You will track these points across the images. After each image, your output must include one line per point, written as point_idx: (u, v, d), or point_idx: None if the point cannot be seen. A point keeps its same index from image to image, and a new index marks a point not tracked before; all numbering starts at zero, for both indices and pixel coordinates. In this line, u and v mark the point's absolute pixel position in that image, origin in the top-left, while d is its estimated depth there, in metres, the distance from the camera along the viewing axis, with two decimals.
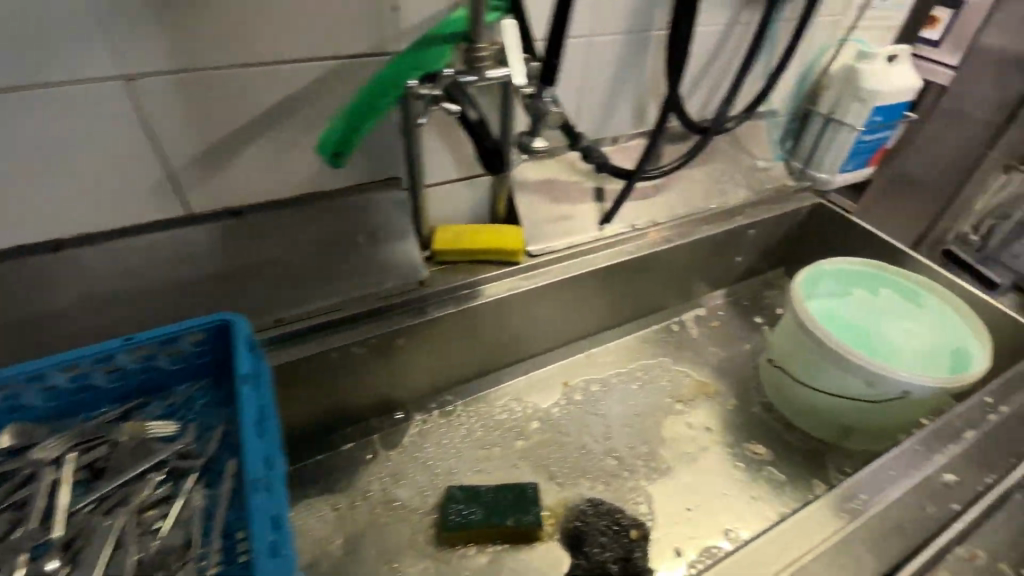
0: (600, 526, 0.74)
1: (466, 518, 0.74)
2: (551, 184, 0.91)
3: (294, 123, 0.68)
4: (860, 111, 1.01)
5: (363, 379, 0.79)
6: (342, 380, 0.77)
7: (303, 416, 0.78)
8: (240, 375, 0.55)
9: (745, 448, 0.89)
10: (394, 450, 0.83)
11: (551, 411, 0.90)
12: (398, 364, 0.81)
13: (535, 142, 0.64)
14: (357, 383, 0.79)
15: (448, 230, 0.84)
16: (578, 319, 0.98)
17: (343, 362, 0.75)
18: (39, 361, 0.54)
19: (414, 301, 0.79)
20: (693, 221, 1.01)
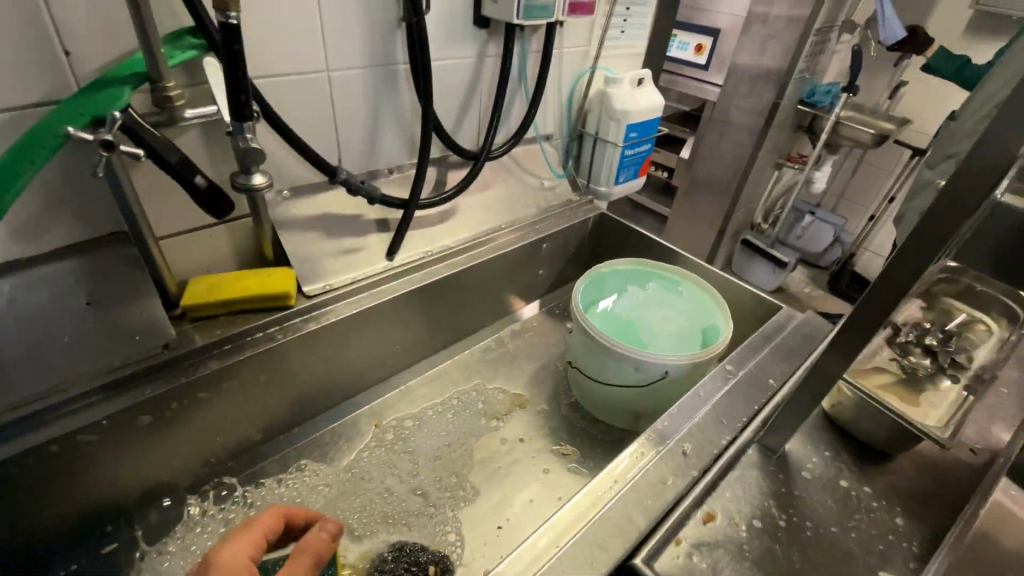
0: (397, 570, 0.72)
1: None
2: (329, 221, 0.87)
3: None
4: (616, 129, 1.13)
5: (109, 469, 0.70)
6: (79, 470, 0.68)
7: (32, 523, 0.67)
8: None
9: (557, 450, 0.92)
10: (166, 547, 0.75)
11: (356, 460, 0.87)
12: (154, 450, 0.74)
13: (252, 179, 0.62)
14: (102, 470, 0.70)
15: (203, 282, 0.78)
16: (384, 355, 0.96)
17: (72, 452, 0.65)
18: None
19: (159, 369, 0.71)
20: (486, 242, 1.04)
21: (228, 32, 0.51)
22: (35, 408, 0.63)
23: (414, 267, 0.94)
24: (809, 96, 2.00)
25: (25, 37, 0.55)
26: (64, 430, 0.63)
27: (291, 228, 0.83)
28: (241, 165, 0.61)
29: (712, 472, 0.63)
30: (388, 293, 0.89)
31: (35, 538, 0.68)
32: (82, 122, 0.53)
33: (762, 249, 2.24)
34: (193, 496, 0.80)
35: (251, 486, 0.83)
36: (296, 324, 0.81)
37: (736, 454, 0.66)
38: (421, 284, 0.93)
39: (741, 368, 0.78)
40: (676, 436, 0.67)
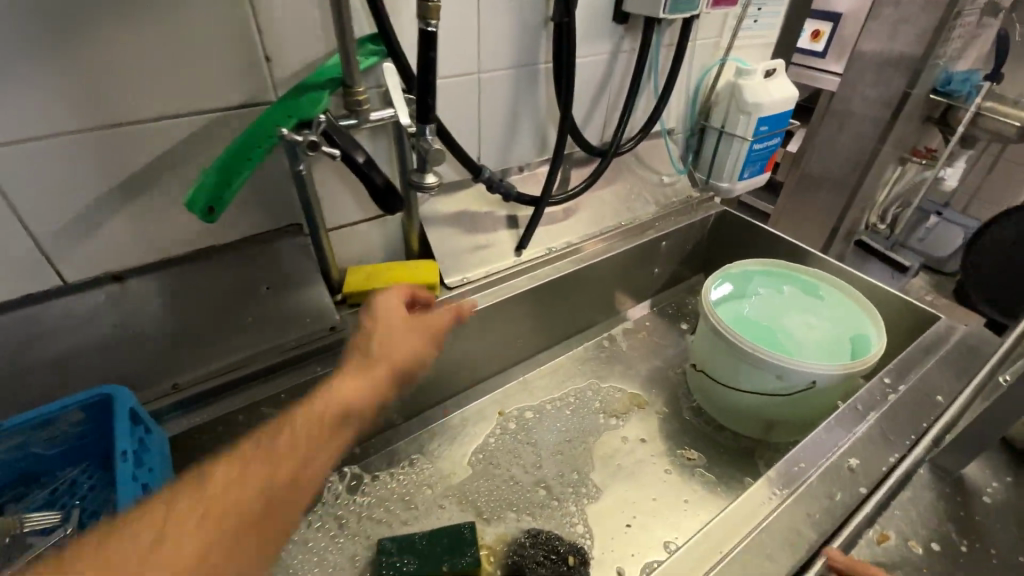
0: (536, 557, 0.72)
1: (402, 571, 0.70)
2: (466, 217, 0.91)
3: (175, 181, 0.68)
4: (746, 123, 1.09)
5: (269, 441, 0.75)
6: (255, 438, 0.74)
7: None
8: (120, 451, 0.53)
9: (680, 454, 0.91)
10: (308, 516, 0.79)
11: (482, 447, 0.90)
12: None
13: (425, 178, 0.65)
14: (269, 440, 0.76)
15: (359, 271, 0.84)
16: (508, 346, 0.99)
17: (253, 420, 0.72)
18: None
19: (326, 349, 0.77)
20: (606, 239, 1.04)
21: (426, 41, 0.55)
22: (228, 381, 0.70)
23: (541, 263, 0.96)
24: (943, 85, 1.78)
25: (235, 45, 0.63)
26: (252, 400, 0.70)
27: (432, 223, 0.88)
28: (418, 164, 0.65)
29: (880, 491, 0.60)
30: (520, 286, 0.93)
31: None
32: (292, 123, 0.58)
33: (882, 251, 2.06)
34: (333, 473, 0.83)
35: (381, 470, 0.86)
36: (440, 313, 0.86)
37: (903, 475, 0.62)
38: (548, 278, 0.96)
39: (899, 383, 0.73)
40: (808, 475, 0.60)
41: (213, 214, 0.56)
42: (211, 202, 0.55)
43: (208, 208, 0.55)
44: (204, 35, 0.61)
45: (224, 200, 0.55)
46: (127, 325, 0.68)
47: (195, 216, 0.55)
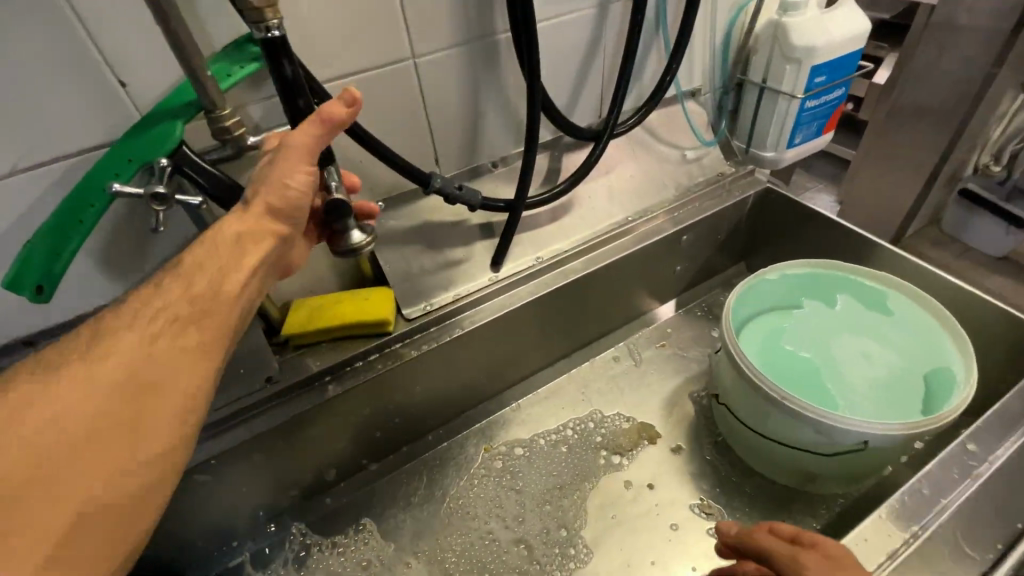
0: None
1: None
2: (428, 231, 0.77)
3: None
4: (795, 75, 0.83)
5: (216, 504, 0.69)
6: (199, 501, 0.68)
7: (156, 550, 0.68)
8: None
9: (695, 506, 0.76)
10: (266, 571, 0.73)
11: (459, 491, 0.79)
12: (259, 479, 0.71)
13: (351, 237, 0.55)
14: (216, 501, 0.69)
15: (302, 306, 0.74)
16: (496, 370, 0.85)
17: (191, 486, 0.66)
18: None
19: (266, 403, 0.69)
20: (610, 239, 0.85)
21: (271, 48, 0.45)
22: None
23: (525, 277, 0.80)
24: None
25: (78, 73, 0.50)
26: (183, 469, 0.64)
27: (386, 242, 0.75)
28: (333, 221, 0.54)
29: None
30: (500, 308, 0.78)
31: (156, 564, 0.69)
32: (134, 168, 0.47)
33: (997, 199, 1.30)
34: (297, 521, 0.77)
35: (349, 514, 0.78)
36: (398, 348, 0.74)
37: None
38: (534, 298, 0.79)
39: (987, 451, 0.58)
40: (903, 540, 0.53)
41: (45, 293, 0.47)
42: (42, 279, 0.46)
43: (38, 286, 0.46)
44: (31, 66, 0.48)
45: (54, 274, 0.46)
46: None
47: (23, 297, 0.46)
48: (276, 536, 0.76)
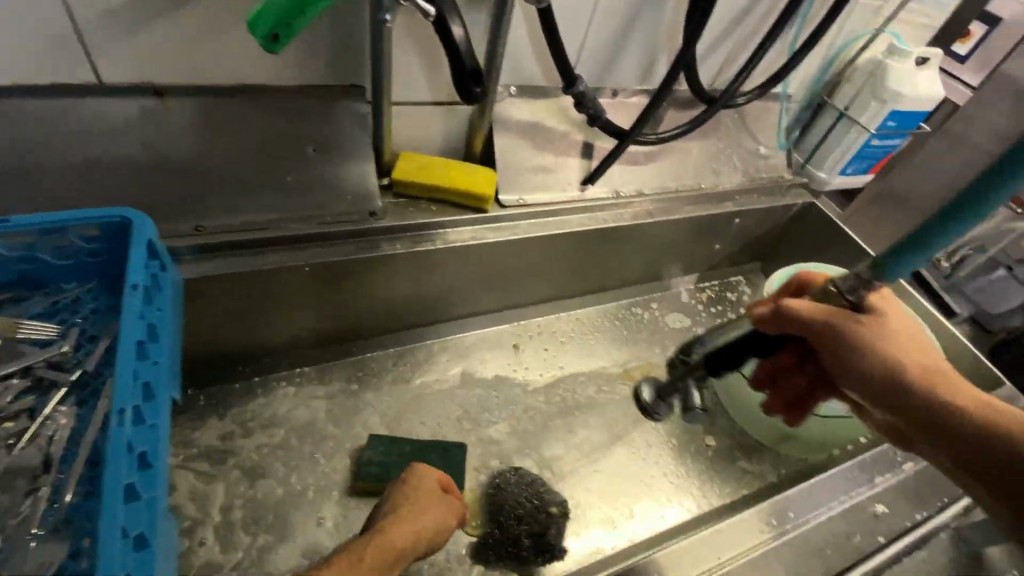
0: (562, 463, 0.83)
1: (384, 471, 0.71)
2: (539, 131, 0.82)
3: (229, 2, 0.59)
4: (877, 110, 0.92)
5: (283, 312, 0.74)
6: (272, 303, 0.71)
7: (214, 336, 0.72)
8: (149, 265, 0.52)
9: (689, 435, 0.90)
10: (304, 390, 0.79)
11: (489, 373, 0.89)
12: (326, 307, 0.76)
13: None
14: (287, 312, 0.74)
15: (412, 159, 0.76)
16: (544, 283, 0.93)
17: (279, 286, 0.69)
18: (46, 257, 0.51)
19: (365, 234, 0.72)
20: (680, 198, 0.94)
21: (836, 294, 0.55)
22: (259, 237, 0.66)
23: (602, 205, 0.88)
24: None
25: None
26: (280, 264, 0.67)
27: (503, 128, 0.79)
28: None
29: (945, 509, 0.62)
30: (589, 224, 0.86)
31: (208, 348, 0.72)
32: None
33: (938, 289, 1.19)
34: (338, 356, 0.83)
35: (388, 363, 0.85)
36: (486, 229, 0.79)
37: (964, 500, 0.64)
38: (606, 225, 0.88)
39: None
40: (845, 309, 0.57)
41: (276, 43, 0.47)
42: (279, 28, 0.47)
43: (272, 33, 0.47)
44: None
45: (292, 27, 0.46)
46: (159, 147, 0.63)
47: (255, 37, 0.46)
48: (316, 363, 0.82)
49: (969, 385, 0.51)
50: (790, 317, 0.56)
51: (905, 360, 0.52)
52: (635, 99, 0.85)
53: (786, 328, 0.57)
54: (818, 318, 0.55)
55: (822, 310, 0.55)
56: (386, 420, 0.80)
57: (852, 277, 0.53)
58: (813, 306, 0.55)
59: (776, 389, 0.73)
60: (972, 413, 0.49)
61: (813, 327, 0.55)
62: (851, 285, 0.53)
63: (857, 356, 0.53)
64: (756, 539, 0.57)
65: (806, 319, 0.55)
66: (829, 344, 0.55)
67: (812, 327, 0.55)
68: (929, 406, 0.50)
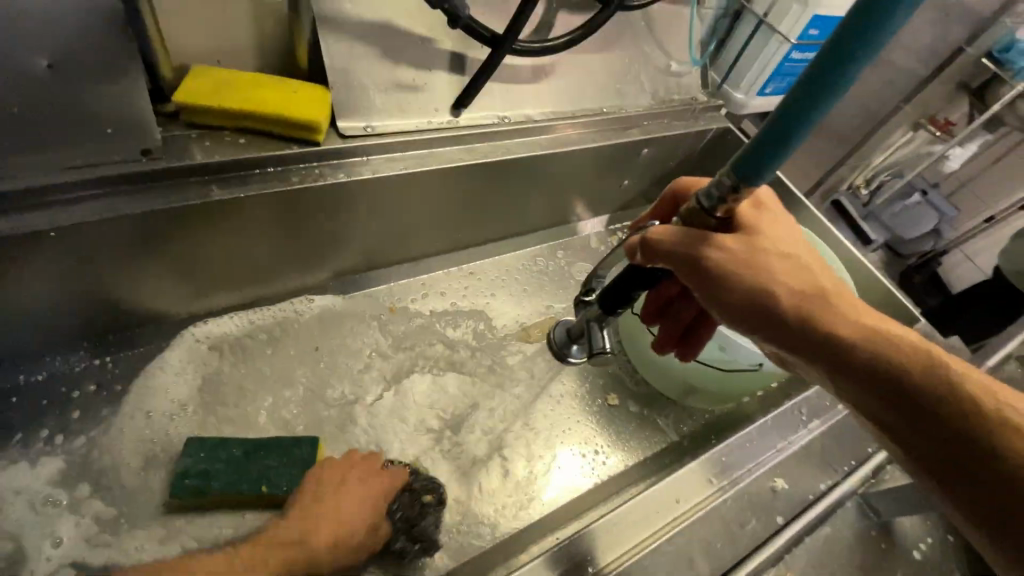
0: (447, 444, 0.70)
1: (204, 483, 0.56)
2: (390, 35, 0.62)
3: None
4: (797, 17, 0.79)
5: (38, 290, 0.55)
6: (65, 274, 0.54)
7: None
8: None
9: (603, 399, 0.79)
10: (103, 384, 0.63)
11: (356, 343, 0.74)
12: (107, 278, 0.58)
13: None
14: (67, 287, 0.56)
15: (205, 76, 0.57)
16: (421, 233, 0.77)
17: (89, 249, 0.54)
18: None
19: (137, 182, 0.54)
20: (578, 124, 0.78)
21: (698, 214, 0.47)
22: (11, 189, 0.48)
23: (483, 134, 0.70)
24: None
25: None
26: (76, 221, 0.51)
27: (335, 30, 0.59)
28: None
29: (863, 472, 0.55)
30: (464, 158, 0.69)
31: None
32: None
33: (857, 219, 1.09)
34: (150, 337, 0.66)
35: (222, 341, 0.69)
36: (321, 170, 0.62)
37: (882, 464, 0.57)
38: (486, 160, 0.70)
39: None
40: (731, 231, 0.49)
41: None
42: None
43: None
44: None
45: None
46: None
47: None
48: (120, 348, 0.65)
49: (840, 297, 0.47)
50: (654, 251, 0.49)
51: (773, 281, 0.47)
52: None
53: (655, 261, 0.50)
54: (681, 248, 0.48)
55: (686, 238, 0.48)
56: (218, 413, 0.65)
57: (713, 190, 0.44)
58: (675, 235, 0.48)
59: (665, 322, 0.67)
60: (846, 334, 0.45)
61: (678, 260, 0.48)
62: (714, 200, 0.45)
63: (730, 284, 0.48)
64: (704, 495, 0.51)
65: (670, 252, 0.49)
66: (693, 276, 0.48)
67: (678, 261, 0.49)
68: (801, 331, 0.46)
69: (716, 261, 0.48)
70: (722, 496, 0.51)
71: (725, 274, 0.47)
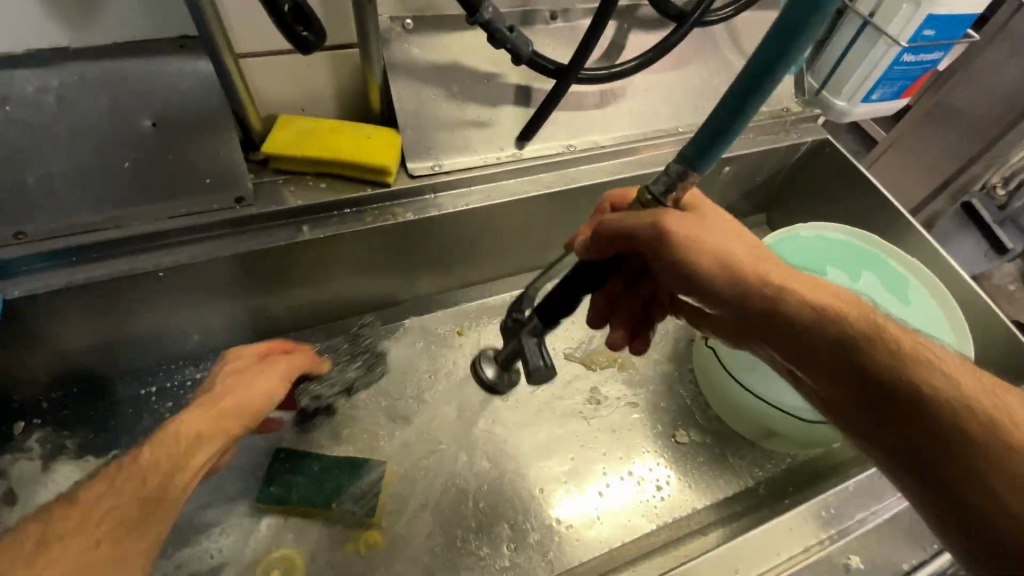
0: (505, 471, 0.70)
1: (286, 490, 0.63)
2: (456, 73, 0.64)
3: None
4: (912, 14, 0.69)
5: (155, 316, 0.64)
6: (187, 302, 0.64)
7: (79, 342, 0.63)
8: None
9: (668, 433, 0.74)
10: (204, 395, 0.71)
11: (423, 365, 0.76)
12: (211, 306, 0.66)
13: None
14: (182, 312, 0.65)
15: (291, 126, 0.63)
16: (486, 259, 0.77)
17: (210, 282, 0.63)
18: None
19: (236, 226, 0.61)
20: (648, 146, 0.75)
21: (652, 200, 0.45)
22: (145, 230, 0.58)
23: (548, 164, 0.70)
24: None
25: None
26: (197, 258, 0.60)
27: (407, 74, 0.62)
28: None
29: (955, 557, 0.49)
30: (528, 190, 0.69)
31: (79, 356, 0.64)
32: None
33: (989, 223, 0.96)
34: (243, 354, 0.73)
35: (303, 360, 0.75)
36: (391, 208, 0.65)
37: None
38: (550, 189, 0.70)
39: None
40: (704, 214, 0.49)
41: None
42: None
43: None
44: None
45: None
46: None
47: None
48: (219, 363, 0.73)
49: (796, 276, 0.46)
50: (608, 232, 0.46)
51: (724, 248, 0.46)
52: (578, 23, 0.67)
53: (609, 247, 0.47)
54: (640, 228, 0.45)
55: (640, 221, 0.45)
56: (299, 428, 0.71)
57: (664, 178, 0.43)
58: (628, 217, 0.46)
59: (618, 311, 0.63)
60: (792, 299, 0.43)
61: (639, 240, 0.45)
62: (665, 187, 0.43)
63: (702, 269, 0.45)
64: (801, 547, 0.49)
65: (624, 228, 0.45)
66: (651, 249, 0.46)
67: (635, 241, 0.45)
68: (750, 306, 0.45)
69: (684, 245, 0.45)
70: (824, 552, 0.48)
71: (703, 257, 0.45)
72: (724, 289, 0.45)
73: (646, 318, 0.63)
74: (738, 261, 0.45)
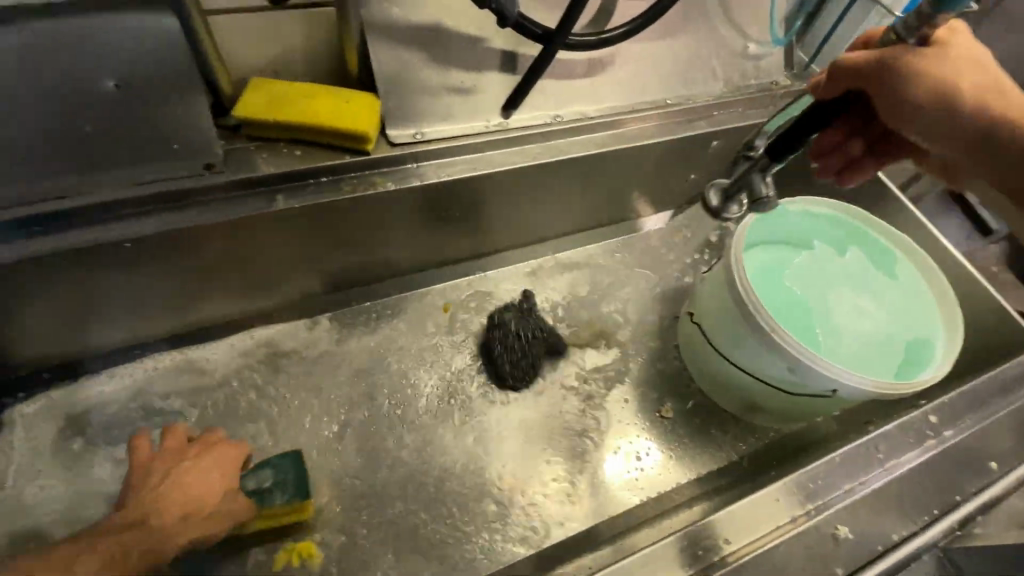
0: (490, 451, 0.69)
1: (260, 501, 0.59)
2: (437, 37, 0.60)
3: None
4: None
5: (119, 292, 0.61)
6: (154, 278, 0.61)
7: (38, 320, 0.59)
8: None
9: (655, 410, 0.74)
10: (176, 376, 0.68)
11: (405, 344, 0.74)
12: (181, 280, 0.63)
13: None
14: (152, 286, 0.62)
15: (265, 89, 0.60)
16: (471, 235, 0.75)
17: (180, 256, 0.60)
18: None
19: (206, 194, 0.59)
20: (636, 119, 0.73)
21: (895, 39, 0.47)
22: (109, 202, 0.56)
23: (533, 134, 0.68)
24: None
25: None
26: (163, 229, 0.57)
27: (384, 37, 0.59)
28: None
29: (942, 525, 0.49)
30: (514, 161, 0.67)
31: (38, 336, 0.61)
32: None
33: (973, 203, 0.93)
34: (217, 332, 0.71)
35: (280, 339, 0.72)
36: (371, 177, 0.62)
37: (966, 516, 0.50)
38: (536, 161, 0.68)
39: (945, 427, 0.55)
40: (955, 48, 0.47)
41: None
42: None
43: None
44: None
45: None
46: None
47: None
48: (192, 342, 0.70)
49: None
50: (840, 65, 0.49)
51: (959, 83, 0.47)
52: None
53: (840, 81, 0.49)
54: (873, 60, 0.48)
55: (874, 54, 0.48)
56: (276, 407, 0.68)
57: (913, 18, 0.45)
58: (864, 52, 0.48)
59: (834, 151, 0.62)
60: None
61: (869, 71, 0.48)
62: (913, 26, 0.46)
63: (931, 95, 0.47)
64: (788, 518, 0.48)
65: (852, 61, 0.48)
66: (870, 83, 0.48)
67: (865, 72, 0.48)
68: (975, 133, 0.48)
69: (918, 70, 0.47)
70: (810, 523, 0.48)
71: (931, 78, 0.46)
72: (925, 91, 0.47)
73: (864, 159, 0.62)
74: (946, 70, 0.46)
